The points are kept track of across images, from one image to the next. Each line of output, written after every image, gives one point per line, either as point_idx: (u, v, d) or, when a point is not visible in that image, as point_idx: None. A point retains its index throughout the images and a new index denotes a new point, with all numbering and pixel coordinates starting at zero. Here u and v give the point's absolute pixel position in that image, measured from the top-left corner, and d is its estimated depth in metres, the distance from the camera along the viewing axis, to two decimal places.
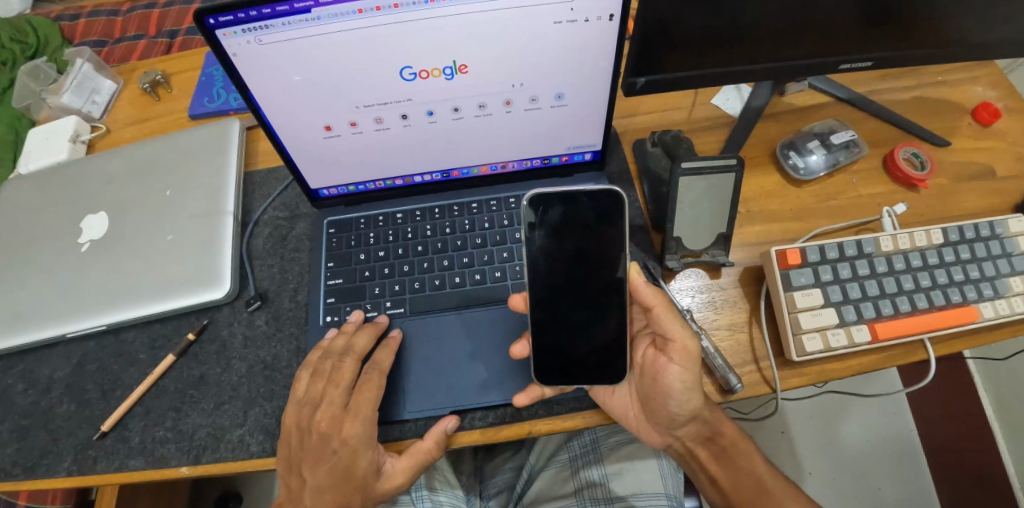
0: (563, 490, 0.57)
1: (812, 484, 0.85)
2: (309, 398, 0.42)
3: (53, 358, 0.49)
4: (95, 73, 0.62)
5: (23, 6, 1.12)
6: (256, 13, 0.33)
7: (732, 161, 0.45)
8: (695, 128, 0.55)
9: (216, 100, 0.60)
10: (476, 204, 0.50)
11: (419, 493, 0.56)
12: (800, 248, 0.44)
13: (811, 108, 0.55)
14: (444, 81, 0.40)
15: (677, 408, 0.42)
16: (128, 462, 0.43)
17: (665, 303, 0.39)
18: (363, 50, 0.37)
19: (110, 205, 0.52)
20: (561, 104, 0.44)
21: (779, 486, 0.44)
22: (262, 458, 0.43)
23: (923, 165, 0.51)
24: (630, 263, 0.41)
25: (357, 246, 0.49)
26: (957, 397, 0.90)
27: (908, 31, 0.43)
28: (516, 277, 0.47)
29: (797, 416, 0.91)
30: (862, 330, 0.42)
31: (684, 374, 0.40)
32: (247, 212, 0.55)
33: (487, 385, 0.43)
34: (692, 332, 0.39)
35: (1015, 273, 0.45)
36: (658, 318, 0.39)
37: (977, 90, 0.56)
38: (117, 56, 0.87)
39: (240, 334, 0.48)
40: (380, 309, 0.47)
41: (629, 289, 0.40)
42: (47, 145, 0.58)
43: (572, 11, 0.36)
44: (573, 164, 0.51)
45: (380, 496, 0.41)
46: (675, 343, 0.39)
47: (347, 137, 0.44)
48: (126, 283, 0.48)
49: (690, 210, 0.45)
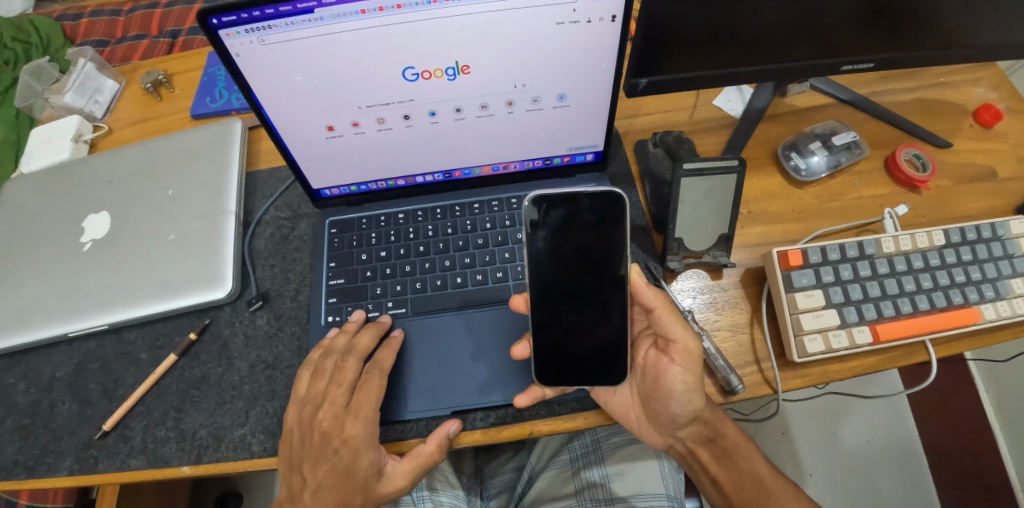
0: (563, 491, 0.57)
1: (812, 485, 0.85)
2: (311, 398, 0.42)
3: (55, 357, 0.49)
4: (98, 73, 0.62)
5: (26, 6, 1.13)
6: (259, 13, 0.33)
7: (734, 162, 0.45)
8: (697, 129, 0.55)
9: (218, 100, 0.60)
10: (477, 205, 0.51)
11: (420, 493, 0.56)
12: (801, 249, 0.44)
13: (813, 110, 0.56)
14: (446, 82, 0.40)
15: (679, 409, 0.42)
16: (128, 462, 0.43)
17: (666, 304, 0.39)
18: (365, 50, 0.37)
19: (112, 205, 0.52)
20: (563, 105, 0.44)
21: (779, 487, 0.44)
22: (262, 458, 0.43)
23: (924, 166, 0.51)
24: (631, 264, 0.41)
25: (358, 246, 0.49)
26: (958, 399, 0.90)
27: (909, 33, 0.43)
28: (517, 278, 0.47)
29: (797, 417, 0.91)
30: (863, 331, 0.42)
31: (685, 376, 0.40)
32: (248, 213, 0.55)
33: (488, 386, 0.43)
34: (694, 332, 0.40)
35: (1016, 274, 0.45)
36: (659, 320, 0.39)
37: (978, 91, 0.56)
38: (118, 56, 0.87)
39: (242, 334, 0.48)
40: (381, 309, 0.47)
41: (630, 289, 0.40)
42: (49, 145, 0.58)
43: (574, 11, 0.36)
44: (575, 165, 0.51)
45: (380, 498, 0.41)
46: (676, 343, 0.39)
47: (348, 137, 0.44)
48: (128, 282, 0.48)
49: (691, 211, 0.45)
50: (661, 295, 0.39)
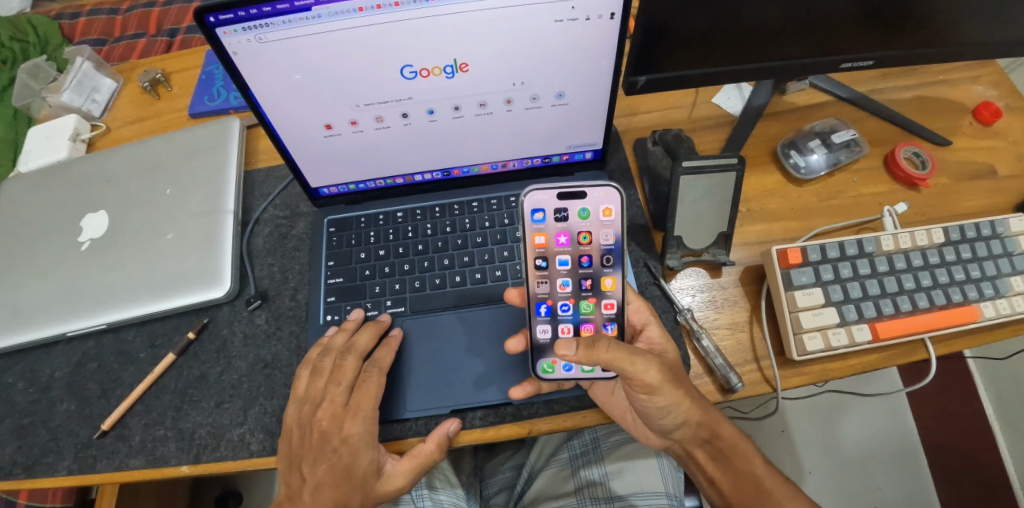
0: (563, 489, 0.57)
1: (812, 483, 0.85)
2: (310, 397, 0.42)
3: (54, 357, 0.49)
4: (95, 72, 0.62)
5: (23, 5, 1.13)
6: (256, 11, 0.33)
7: (734, 160, 0.44)
8: (695, 127, 0.55)
9: (215, 98, 0.60)
10: (476, 204, 0.50)
11: (419, 492, 0.56)
12: (800, 248, 0.44)
13: (812, 108, 0.55)
14: (444, 80, 0.40)
15: (662, 424, 0.41)
16: (128, 461, 0.43)
17: (606, 358, 0.36)
18: (363, 47, 0.37)
19: (110, 204, 0.52)
20: (562, 103, 0.43)
21: (779, 487, 0.43)
22: (262, 457, 0.43)
23: (923, 164, 0.51)
24: (568, 346, 0.37)
25: (357, 245, 0.49)
26: (956, 396, 0.90)
27: (907, 31, 0.43)
28: (516, 276, 0.47)
29: (797, 416, 0.91)
30: (862, 330, 0.42)
31: (656, 401, 0.39)
32: (247, 212, 0.54)
33: (487, 383, 0.43)
34: (647, 368, 0.37)
35: (1016, 272, 0.45)
36: (631, 369, 0.36)
37: (978, 89, 0.56)
38: (117, 55, 0.88)
39: (241, 333, 0.48)
40: (380, 308, 0.47)
41: (586, 353, 0.36)
42: (46, 144, 0.58)
43: (572, 9, 0.36)
44: (573, 164, 0.51)
45: (380, 497, 0.41)
46: (635, 388, 0.38)
47: (347, 136, 0.43)
48: (127, 281, 0.48)
49: (691, 209, 0.45)
50: (595, 355, 0.36)
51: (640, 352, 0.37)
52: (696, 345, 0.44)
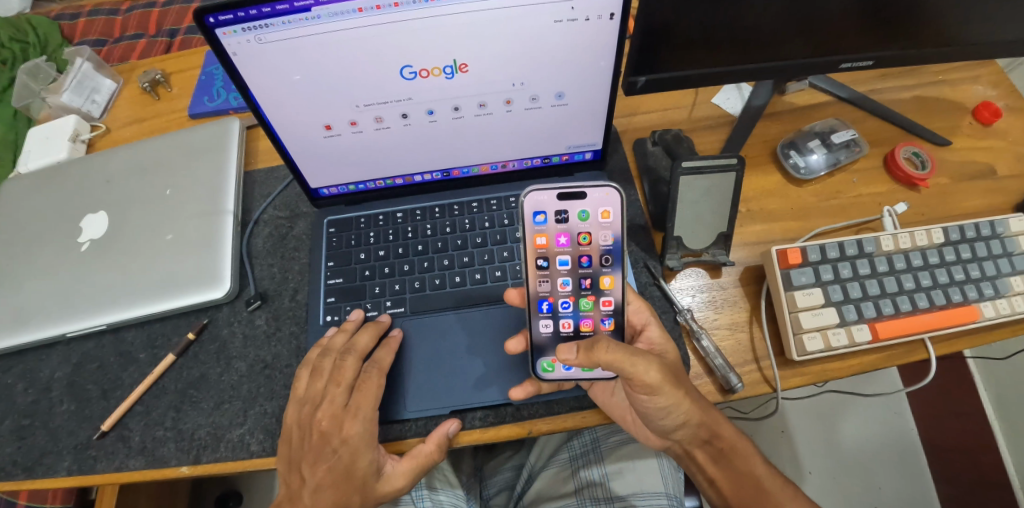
0: (562, 490, 0.57)
1: (812, 483, 0.85)
2: (310, 397, 0.42)
3: (54, 358, 0.49)
4: (95, 72, 0.62)
5: (23, 5, 1.13)
6: (256, 12, 0.33)
7: (733, 160, 0.44)
8: (695, 127, 0.55)
9: (216, 99, 0.60)
10: (476, 204, 0.50)
11: (419, 493, 0.56)
12: (800, 248, 0.44)
13: (812, 108, 0.55)
14: (444, 80, 0.40)
15: (662, 424, 0.41)
16: (128, 462, 0.43)
17: (605, 359, 0.36)
18: (362, 48, 0.37)
19: (110, 205, 0.52)
20: (561, 103, 0.43)
21: (779, 487, 0.43)
22: (262, 457, 0.43)
23: (923, 165, 0.51)
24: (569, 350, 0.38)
25: (357, 245, 0.49)
26: (956, 396, 0.90)
27: (906, 31, 0.43)
28: (516, 277, 0.47)
29: (797, 416, 0.91)
30: (862, 330, 0.42)
31: (656, 401, 0.39)
32: (247, 212, 0.54)
33: (487, 383, 0.43)
34: (647, 368, 0.37)
35: (1016, 272, 0.45)
36: (631, 370, 0.36)
37: (977, 89, 0.56)
38: (117, 55, 0.88)
39: (241, 333, 0.48)
40: (380, 308, 0.47)
41: (586, 355, 0.37)
42: (46, 145, 0.58)
43: (572, 10, 0.36)
44: (573, 164, 0.51)
45: (380, 498, 0.41)
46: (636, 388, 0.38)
47: (346, 136, 0.43)
48: (127, 282, 0.48)
49: (691, 209, 0.45)
50: (595, 357, 0.36)
51: (642, 352, 0.37)
52: (696, 346, 0.44)
